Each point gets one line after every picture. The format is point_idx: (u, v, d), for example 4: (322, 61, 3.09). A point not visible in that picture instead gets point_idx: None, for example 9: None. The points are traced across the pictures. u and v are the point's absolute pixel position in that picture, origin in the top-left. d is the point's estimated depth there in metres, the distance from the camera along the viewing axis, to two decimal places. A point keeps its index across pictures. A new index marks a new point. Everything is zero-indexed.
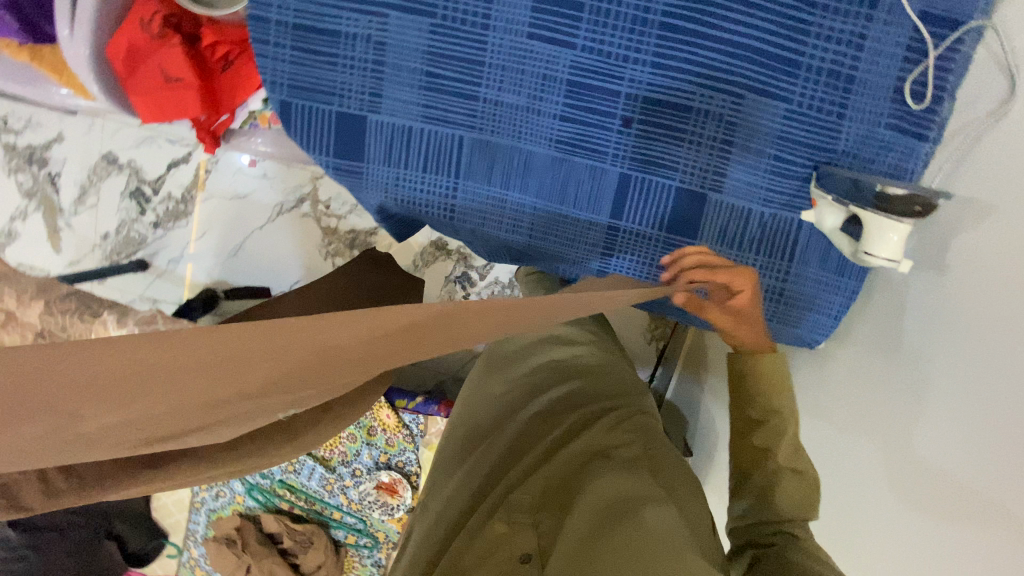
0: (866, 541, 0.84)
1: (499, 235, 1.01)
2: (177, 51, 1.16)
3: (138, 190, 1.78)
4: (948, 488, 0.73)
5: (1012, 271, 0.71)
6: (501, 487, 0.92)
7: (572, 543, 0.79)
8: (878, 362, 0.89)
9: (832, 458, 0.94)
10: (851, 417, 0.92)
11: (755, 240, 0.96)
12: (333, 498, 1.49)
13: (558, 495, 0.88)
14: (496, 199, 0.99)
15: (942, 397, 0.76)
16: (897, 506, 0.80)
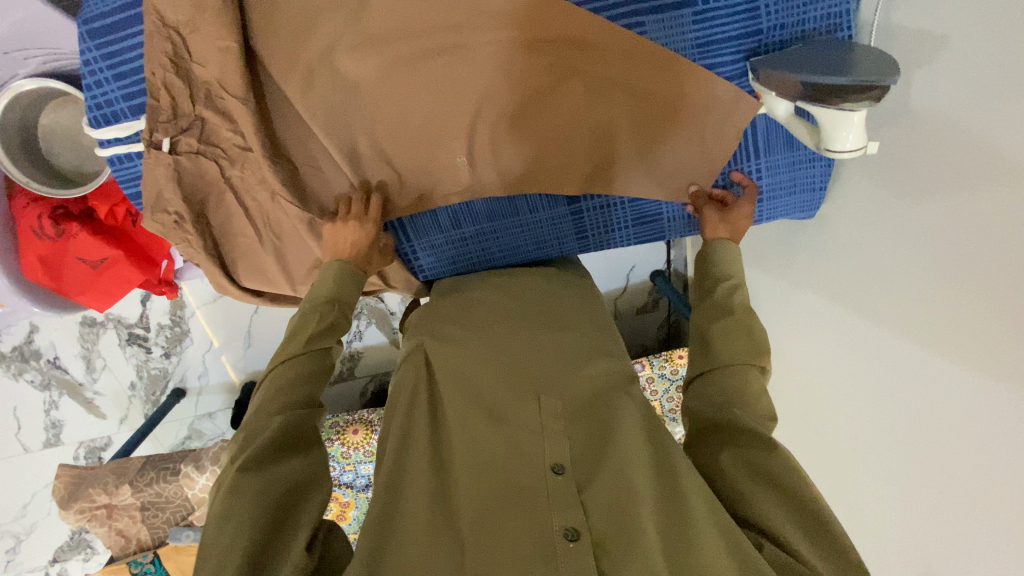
0: (915, 345, 0.87)
1: (478, 265, 1.00)
2: (85, 235, 1.10)
3: (132, 335, 1.75)
4: (973, 279, 0.77)
5: (986, 79, 0.72)
6: (520, 418, 0.72)
7: (600, 510, 0.65)
8: (885, 204, 0.92)
9: (857, 304, 0.99)
10: (869, 258, 0.96)
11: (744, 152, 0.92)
12: None
13: (582, 435, 0.72)
14: (456, 241, 0.97)
15: (959, 198, 0.78)
16: (929, 309, 0.84)
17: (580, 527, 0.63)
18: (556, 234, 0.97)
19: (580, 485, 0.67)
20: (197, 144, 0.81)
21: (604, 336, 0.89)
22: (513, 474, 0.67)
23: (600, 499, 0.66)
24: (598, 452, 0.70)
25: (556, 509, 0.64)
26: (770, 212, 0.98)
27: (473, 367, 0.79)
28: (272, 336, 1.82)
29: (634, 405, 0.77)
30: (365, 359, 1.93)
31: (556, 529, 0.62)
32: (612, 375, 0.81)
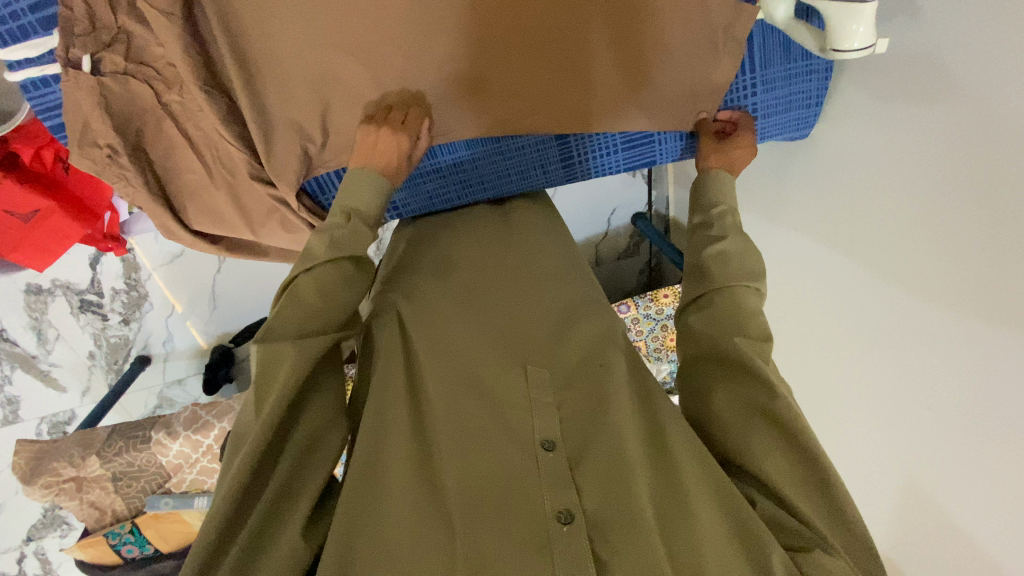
0: (911, 262, 0.84)
1: (456, 202, 0.91)
2: (9, 185, 0.98)
3: (84, 302, 1.61)
4: (974, 189, 0.75)
5: None
6: (506, 391, 0.66)
7: (596, 483, 0.60)
8: (881, 117, 0.87)
9: (845, 227, 0.96)
10: (861, 178, 0.92)
11: (743, 62, 0.84)
12: None
13: (571, 400, 0.67)
14: (430, 172, 0.86)
15: (963, 104, 0.75)
16: (920, 225, 0.82)
17: (574, 509, 0.58)
18: (539, 163, 0.89)
19: (573, 462, 0.63)
20: (124, 63, 0.70)
21: (593, 294, 0.82)
22: (498, 450, 0.62)
23: (594, 471, 0.61)
24: (592, 425, 0.65)
25: (545, 486, 0.59)
26: (764, 130, 0.92)
27: (455, 334, 0.72)
28: (239, 295, 1.73)
29: (625, 366, 0.72)
30: None
31: (549, 511, 0.57)
32: (603, 332, 0.75)
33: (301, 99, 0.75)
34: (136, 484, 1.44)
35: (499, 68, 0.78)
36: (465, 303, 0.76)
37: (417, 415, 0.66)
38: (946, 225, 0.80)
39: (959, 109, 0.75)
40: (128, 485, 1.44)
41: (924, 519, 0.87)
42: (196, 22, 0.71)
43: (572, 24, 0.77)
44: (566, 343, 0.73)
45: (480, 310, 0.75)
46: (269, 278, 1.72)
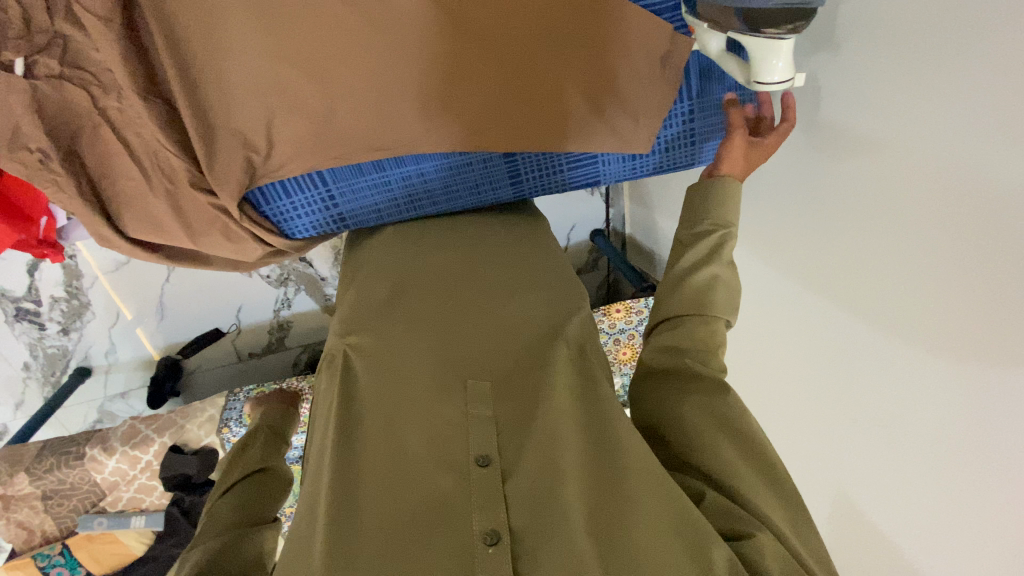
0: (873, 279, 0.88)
1: (405, 215, 0.91)
2: None
3: (19, 311, 1.54)
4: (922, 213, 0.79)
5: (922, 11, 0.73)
6: (440, 411, 0.65)
7: (526, 500, 0.58)
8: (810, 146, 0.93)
9: (810, 245, 1.00)
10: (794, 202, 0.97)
11: (680, 90, 0.88)
12: None
13: (511, 410, 0.66)
14: (378, 186, 0.86)
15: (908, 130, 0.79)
16: (880, 244, 0.86)
17: (503, 527, 0.56)
18: (488, 180, 0.90)
19: (506, 474, 0.61)
20: (59, 67, 0.69)
21: (543, 302, 0.81)
22: (436, 465, 0.61)
23: (526, 486, 0.59)
24: (524, 437, 0.63)
25: (477, 504, 0.57)
26: (704, 154, 0.95)
27: (405, 354, 0.73)
28: (189, 305, 1.67)
29: (565, 376, 0.71)
30: (297, 327, 1.80)
31: (477, 529, 0.55)
32: (545, 341, 0.74)
33: (245, 109, 0.75)
34: (70, 503, 1.37)
35: (447, 87, 0.79)
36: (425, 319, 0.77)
37: (373, 431, 0.66)
38: (887, 246, 0.85)
39: (893, 138, 0.81)
40: (60, 505, 1.37)
41: (897, 522, 0.90)
42: (138, 29, 0.70)
43: (520, 46, 0.79)
44: (509, 354, 0.72)
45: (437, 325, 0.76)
46: (221, 288, 1.67)
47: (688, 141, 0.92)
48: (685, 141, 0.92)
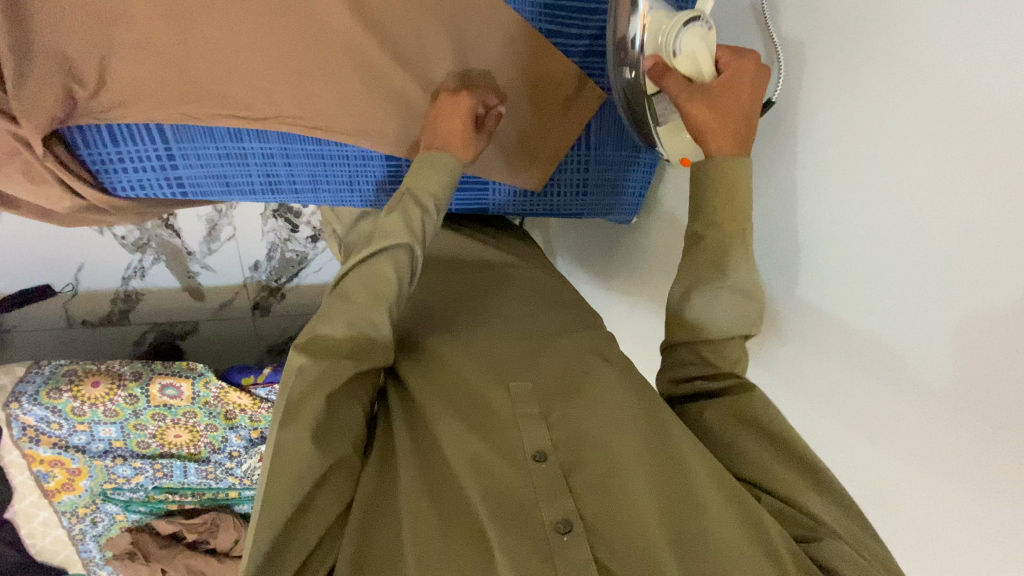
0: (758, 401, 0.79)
1: (259, 198, 0.79)
2: None
3: None
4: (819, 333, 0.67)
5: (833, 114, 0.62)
6: (494, 401, 0.56)
7: (591, 487, 0.49)
8: None
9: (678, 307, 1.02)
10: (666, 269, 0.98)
11: (577, 138, 0.85)
12: (222, 481, 1.33)
13: (557, 394, 0.57)
14: (232, 157, 0.75)
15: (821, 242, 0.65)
16: None
17: (573, 516, 0.47)
18: (363, 180, 0.80)
19: (567, 464, 0.51)
20: None
21: (583, 313, 0.77)
22: (480, 450, 0.52)
23: (589, 474, 0.50)
24: (575, 420, 0.54)
25: (541, 499, 0.48)
26: (595, 208, 0.93)
27: (456, 346, 0.65)
28: (14, 252, 1.38)
29: (612, 372, 0.61)
30: (146, 302, 1.58)
31: (545, 517, 0.47)
32: (587, 338, 0.67)
33: (75, 29, 0.60)
34: None
35: (333, 72, 0.69)
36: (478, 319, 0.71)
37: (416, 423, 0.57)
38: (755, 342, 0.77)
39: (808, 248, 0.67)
40: None
41: None
42: None
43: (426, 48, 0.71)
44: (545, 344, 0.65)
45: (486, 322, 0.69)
46: (59, 240, 1.42)
47: (578, 189, 0.90)
48: (574, 189, 0.90)
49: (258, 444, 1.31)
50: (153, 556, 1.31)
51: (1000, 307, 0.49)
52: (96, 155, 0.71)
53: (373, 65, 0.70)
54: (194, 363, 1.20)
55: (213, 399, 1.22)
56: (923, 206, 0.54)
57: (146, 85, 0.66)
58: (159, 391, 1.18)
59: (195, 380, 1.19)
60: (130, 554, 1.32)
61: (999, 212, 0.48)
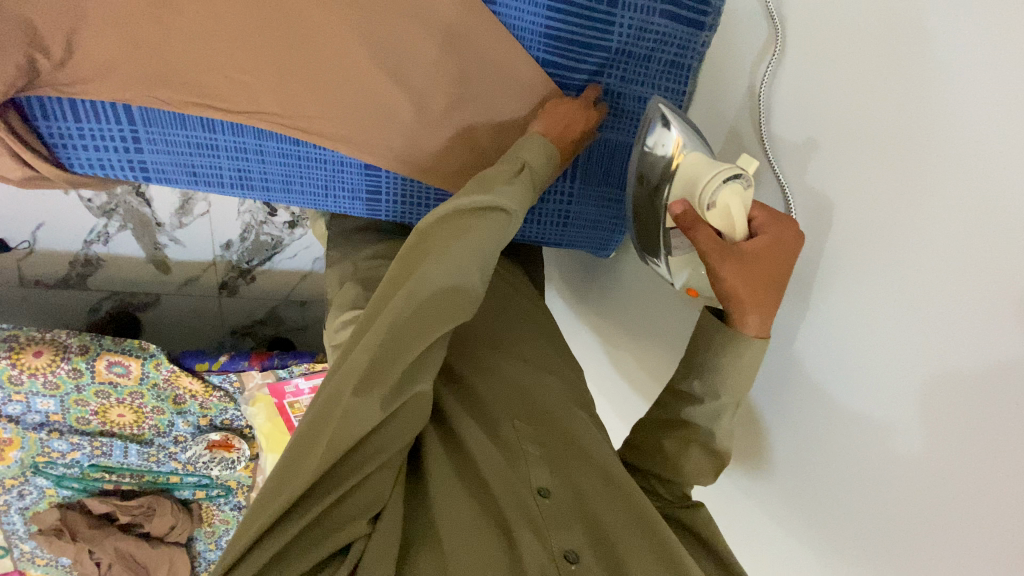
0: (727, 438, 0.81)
1: (227, 192, 0.75)
2: None
3: None
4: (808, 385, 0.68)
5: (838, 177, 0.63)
6: (505, 433, 0.60)
7: (591, 526, 0.53)
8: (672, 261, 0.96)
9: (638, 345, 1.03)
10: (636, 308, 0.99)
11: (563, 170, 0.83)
12: (163, 465, 1.29)
13: (558, 434, 0.61)
14: (203, 147, 0.71)
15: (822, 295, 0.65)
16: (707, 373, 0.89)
17: (580, 549, 0.51)
18: (338, 187, 0.77)
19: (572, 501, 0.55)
20: None
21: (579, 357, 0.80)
22: (492, 478, 0.55)
23: (590, 513, 0.54)
24: (575, 462, 0.58)
25: (551, 524, 0.52)
26: (573, 241, 0.91)
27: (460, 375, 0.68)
28: None
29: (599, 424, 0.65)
30: (106, 269, 1.52)
31: (554, 547, 0.50)
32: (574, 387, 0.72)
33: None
34: None
35: (319, 78, 0.67)
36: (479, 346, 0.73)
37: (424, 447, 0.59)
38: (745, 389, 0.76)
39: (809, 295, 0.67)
40: None
41: None
42: None
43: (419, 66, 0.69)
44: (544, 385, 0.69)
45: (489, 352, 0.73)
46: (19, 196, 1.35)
47: (559, 221, 0.88)
48: (553, 221, 0.88)
49: (206, 431, 1.28)
50: (81, 536, 1.26)
51: (965, 375, 0.53)
52: (55, 127, 0.67)
53: (365, 73, 0.68)
54: (147, 343, 1.16)
55: (162, 381, 1.18)
56: (895, 277, 0.58)
57: (117, 66, 0.62)
58: (105, 368, 1.13)
59: (145, 360, 1.15)
60: (56, 530, 1.26)
61: (974, 281, 0.52)
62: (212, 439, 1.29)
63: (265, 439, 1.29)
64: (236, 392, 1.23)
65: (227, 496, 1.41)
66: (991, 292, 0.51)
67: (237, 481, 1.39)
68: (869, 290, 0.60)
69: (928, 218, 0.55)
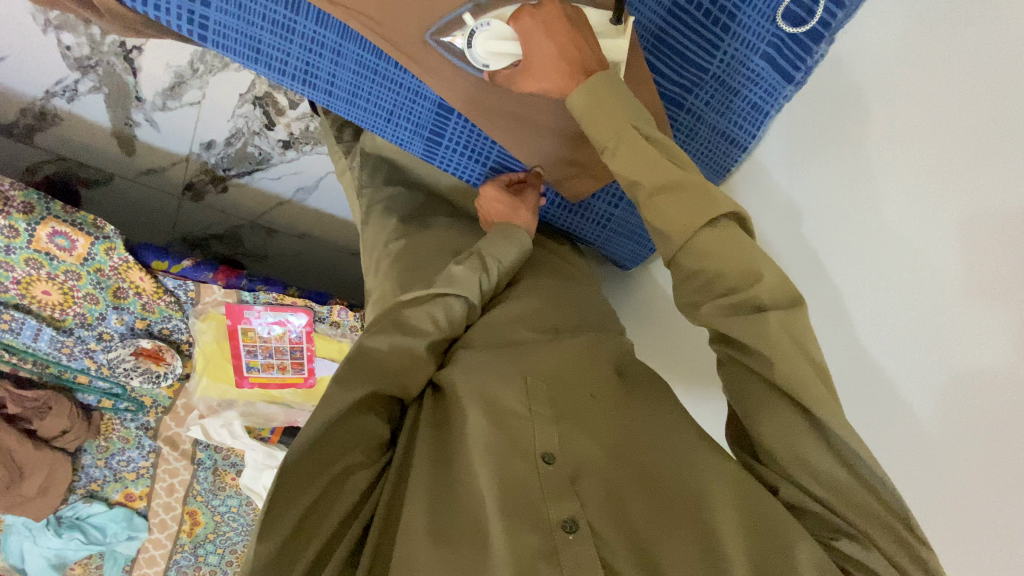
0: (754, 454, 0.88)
1: (283, 82, 0.69)
2: None
3: None
4: (868, 384, 0.75)
5: (920, 197, 0.71)
6: (506, 402, 0.61)
7: (598, 495, 0.56)
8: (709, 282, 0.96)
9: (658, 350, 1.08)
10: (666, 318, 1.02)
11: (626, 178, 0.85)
12: (74, 360, 1.14)
13: (570, 404, 0.62)
14: (280, 26, 0.65)
15: (882, 302, 0.74)
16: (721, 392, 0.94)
17: (579, 517, 0.54)
18: (405, 116, 0.74)
19: (576, 473, 0.57)
20: None
21: (598, 322, 0.79)
22: (493, 437, 0.58)
23: (597, 485, 0.57)
24: (586, 432, 0.60)
25: (548, 497, 0.54)
26: (605, 241, 0.95)
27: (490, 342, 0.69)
28: None
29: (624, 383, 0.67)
30: (62, 129, 1.33)
31: (552, 516, 0.53)
32: (601, 348, 0.72)
33: None
34: None
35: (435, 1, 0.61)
36: (513, 310, 0.74)
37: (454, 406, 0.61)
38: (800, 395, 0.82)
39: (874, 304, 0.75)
40: None
41: None
42: None
43: None
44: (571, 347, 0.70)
45: (523, 317, 0.73)
46: None
47: (601, 221, 0.91)
48: (597, 219, 0.91)
49: (139, 335, 1.15)
50: None
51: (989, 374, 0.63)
52: None
53: None
54: (103, 223, 1.02)
55: (108, 269, 1.05)
56: (947, 308, 0.67)
57: None
58: (45, 236, 0.99)
59: (95, 241, 1.02)
60: None
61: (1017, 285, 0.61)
62: (142, 346, 1.15)
63: (204, 356, 1.19)
64: (189, 302, 1.14)
65: (136, 413, 1.27)
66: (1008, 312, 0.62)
67: (153, 399, 1.27)
68: (925, 297, 0.70)
69: (975, 244, 0.65)
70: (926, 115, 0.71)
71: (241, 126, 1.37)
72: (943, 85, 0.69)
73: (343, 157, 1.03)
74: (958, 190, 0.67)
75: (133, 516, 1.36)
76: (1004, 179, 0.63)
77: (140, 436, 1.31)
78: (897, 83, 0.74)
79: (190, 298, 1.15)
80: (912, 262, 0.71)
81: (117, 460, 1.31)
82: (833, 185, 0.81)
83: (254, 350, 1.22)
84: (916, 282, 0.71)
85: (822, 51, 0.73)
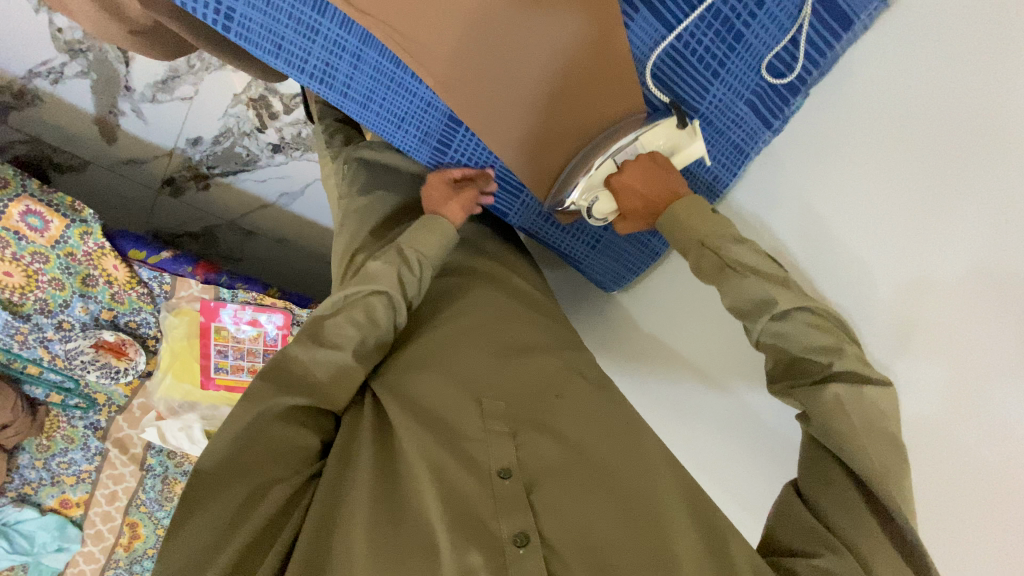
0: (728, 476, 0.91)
1: (302, 79, 0.71)
2: None
3: None
4: None
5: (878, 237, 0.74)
6: (465, 422, 0.62)
7: (555, 508, 0.56)
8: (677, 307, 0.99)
9: (626, 375, 1.10)
10: (641, 346, 1.06)
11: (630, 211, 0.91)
12: (27, 349, 1.08)
13: (529, 414, 0.63)
14: (306, 25, 0.68)
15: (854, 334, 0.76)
16: (690, 417, 0.97)
17: (530, 532, 0.54)
18: (417, 123, 0.77)
19: (529, 484, 0.57)
20: None
21: (567, 334, 0.80)
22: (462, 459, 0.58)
23: (553, 495, 0.57)
24: (547, 441, 0.61)
25: (497, 514, 0.54)
26: (591, 262, 0.99)
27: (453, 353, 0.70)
28: None
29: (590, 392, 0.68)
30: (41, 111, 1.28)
31: (505, 533, 0.53)
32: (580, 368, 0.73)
33: None
34: None
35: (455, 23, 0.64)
36: (479, 323, 0.75)
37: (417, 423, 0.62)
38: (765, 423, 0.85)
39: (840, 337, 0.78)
40: None
41: None
42: None
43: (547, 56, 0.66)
44: (540, 361, 0.71)
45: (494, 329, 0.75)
46: None
47: (590, 242, 0.95)
48: (588, 239, 0.95)
49: (103, 327, 1.11)
50: None
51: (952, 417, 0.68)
52: None
53: (498, 42, 0.65)
54: (82, 206, 1.01)
55: (81, 254, 1.02)
56: (916, 346, 0.71)
57: None
58: (18, 215, 0.95)
59: (71, 224, 0.99)
60: None
61: (983, 339, 0.65)
62: (104, 339, 1.10)
63: (170, 354, 1.14)
64: (162, 296, 1.11)
65: (87, 411, 1.21)
66: (975, 360, 0.66)
67: (107, 397, 1.22)
68: (892, 341, 0.73)
69: (943, 293, 0.68)
70: (884, 163, 0.73)
71: (231, 126, 1.37)
72: (917, 134, 0.70)
73: (330, 161, 1.03)
74: (934, 242, 0.69)
75: (67, 525, 1.25)
76: (977, 239, 0.65)
77: (88, 437, 1.24)
78: (867, 136, 0.76)
79: (164, 291, 1.13)
80: (867, 304, 0.75)
81: (57, 461, 1.23)
82: (800, 215, 0.83)
83: (225, 350, 1.18)
84: (883, 320, 0.74)
85: (798, 103, 0.81)
